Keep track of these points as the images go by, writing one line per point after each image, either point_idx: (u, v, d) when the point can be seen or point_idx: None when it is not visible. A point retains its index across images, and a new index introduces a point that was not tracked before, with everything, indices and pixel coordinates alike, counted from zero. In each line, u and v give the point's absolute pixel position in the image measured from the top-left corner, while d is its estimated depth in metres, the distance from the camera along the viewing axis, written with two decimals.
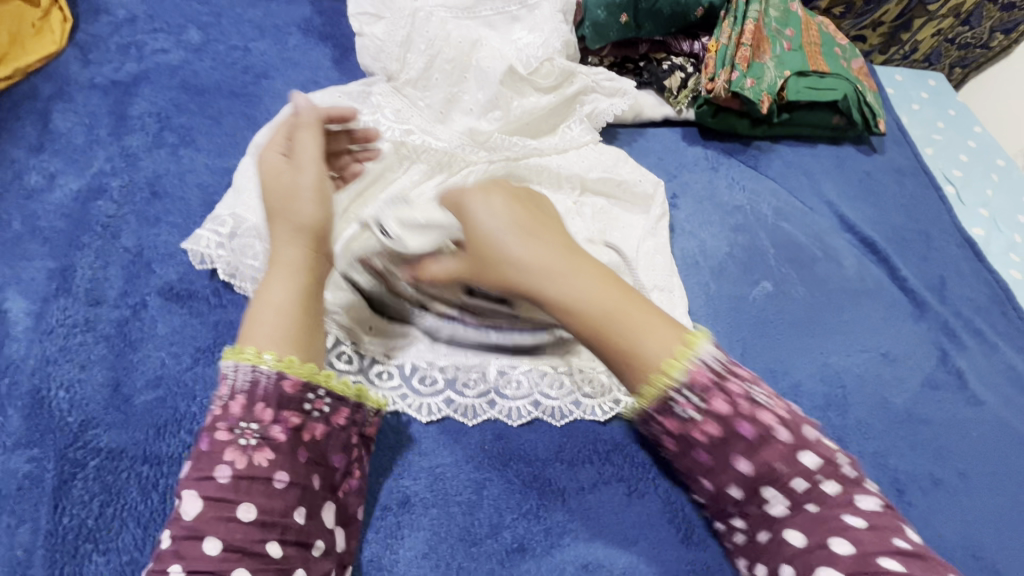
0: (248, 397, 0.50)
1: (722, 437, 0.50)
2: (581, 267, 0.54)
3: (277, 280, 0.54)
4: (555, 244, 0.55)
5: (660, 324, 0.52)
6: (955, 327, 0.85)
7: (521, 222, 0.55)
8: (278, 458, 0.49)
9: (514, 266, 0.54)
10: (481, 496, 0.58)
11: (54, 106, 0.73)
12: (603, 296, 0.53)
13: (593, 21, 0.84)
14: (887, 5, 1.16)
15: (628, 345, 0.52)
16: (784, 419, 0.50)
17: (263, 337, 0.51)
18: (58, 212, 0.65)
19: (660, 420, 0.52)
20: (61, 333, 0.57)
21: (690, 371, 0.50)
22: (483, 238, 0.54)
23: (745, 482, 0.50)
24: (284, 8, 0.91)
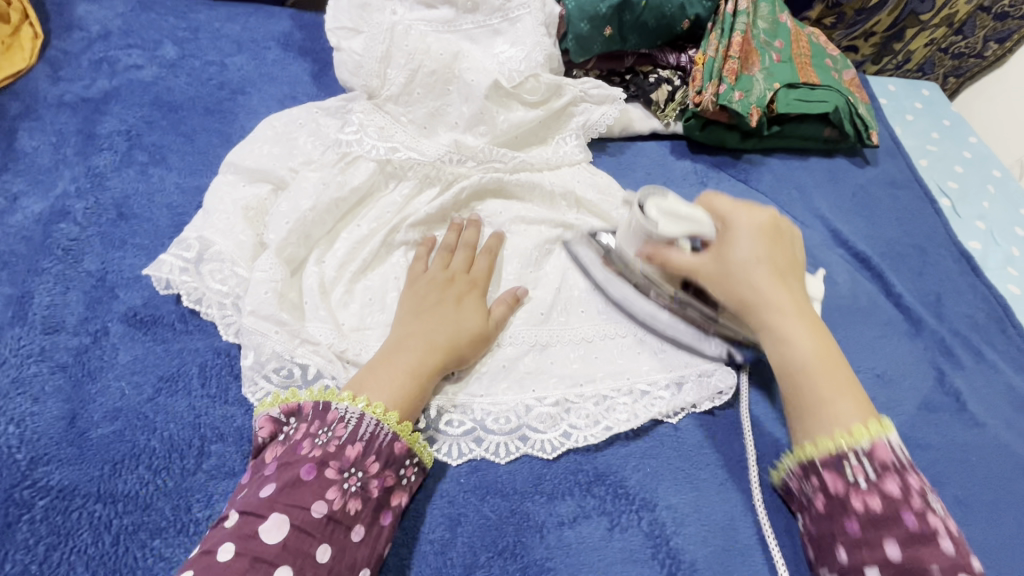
0: (365, 445, 0.52)
1: (883, 514, 0.50)
2: (816, 324, 0.59)
3: (434, 361, 0.58)
4: (800, 299, 0.61)
5: (857, 396, 0.55)
6: (952, 346, 0.83)
7: (780, 264, 0.62)
8: (365, 512, 0.50)
9: (750, 288, 0.61)
10: (455, 533, 0.56)
11: (20, 125, 0.71)
12: (824, 352, 0.57)
13: (576, 34, 0.82)
14: (878, 16, 1.14)
15: (817, 393, 0.55)
16: (951, 536, 0.49)
17: (392, 395, 0.55)
18: (19, 235, 0.63)
19: (824, 473, 0.53)
20: (15, 364, 0.55)
21: (873, 444, 0.52)
22: (741, 260, 0.62)
23: (890, 566, 0.48)
24: (263, 22, 0.90)
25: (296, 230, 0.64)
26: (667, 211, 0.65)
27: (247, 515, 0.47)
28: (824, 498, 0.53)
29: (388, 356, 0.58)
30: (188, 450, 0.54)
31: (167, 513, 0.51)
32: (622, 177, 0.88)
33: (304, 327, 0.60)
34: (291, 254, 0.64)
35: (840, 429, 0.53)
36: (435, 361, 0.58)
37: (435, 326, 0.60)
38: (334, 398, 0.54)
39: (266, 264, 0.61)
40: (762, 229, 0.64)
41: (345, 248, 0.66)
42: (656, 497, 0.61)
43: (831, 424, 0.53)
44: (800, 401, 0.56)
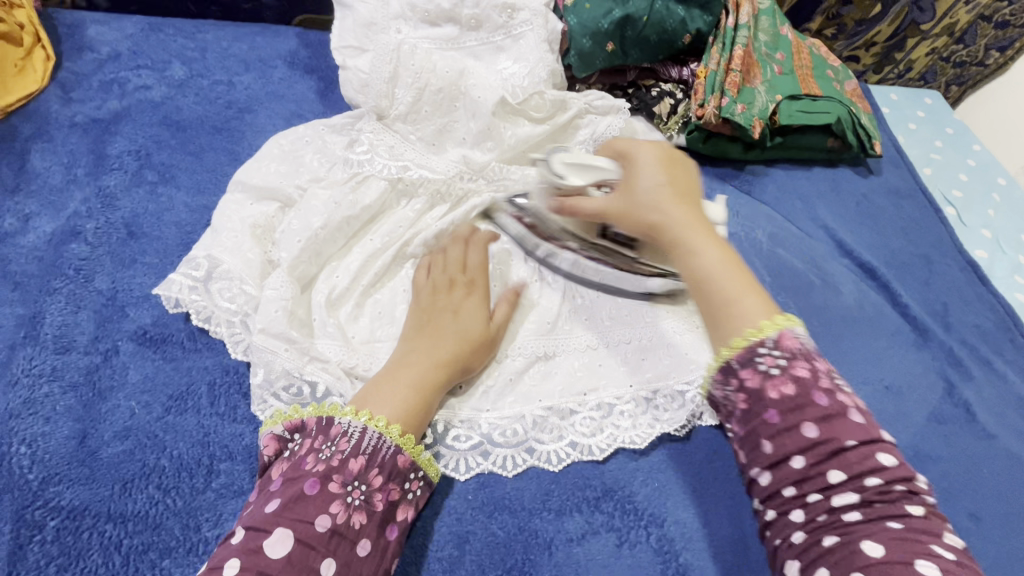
0: (368, 458, 0.52)
1: (798, 398, 0.47)
2: (716, 237, 0.54)
3: (434, 374, 0.58)
4: (701, 214, 0.56)
5: (762, 294, 0.51)
6: (960, 357, 0.82)
7: (679, 187, 0.57)
8: (370, 526, 0.50)
9: (651, 211, 0.55)
10: (463, 551, 0.56)
11: (32, 146, 0.72)
12: (731, 259, 0.52)
13: (578, 50, 0.83)
14: (878, 26, 1.15)
15: (723, 297, 0.50)
16: (858, 409, 0.47)
17: (396, 409, 0.55)
18: (31, 255, 0.64)
19: (740, 371, 0.48)
20: (26, 384, 0.56)
21: (779, 334, 0.48)
22: (646, 187, 0.56)
23: (812, 452, 0.46)
24: (270, 41, 0.91)
25: (307, 249, 0.65)
26: (570, 163, 0.63)
27: (252, 530, 0.47)
28: (744, 397, 0.48)
29: (392, 372, 0.58)
30: (197, 468, 0.54)
31: (176, 533, 0.51)
32: None
33: (313, 345, 0.60)
34: (302, 271, 0.65)
35: (749, 330, 0.49)
36: (439, 376, 0.58)
37: (435, 338, 0.60)
38: (340, 413, 0.54)
39: (277, 282, 0.61)
40: (661, 153, 0.59)
41: (355, 262, 0.67)
42: (664, 513, 0.60)
43: (740, 330, 0.49)
44: (713, 314, 0.51)
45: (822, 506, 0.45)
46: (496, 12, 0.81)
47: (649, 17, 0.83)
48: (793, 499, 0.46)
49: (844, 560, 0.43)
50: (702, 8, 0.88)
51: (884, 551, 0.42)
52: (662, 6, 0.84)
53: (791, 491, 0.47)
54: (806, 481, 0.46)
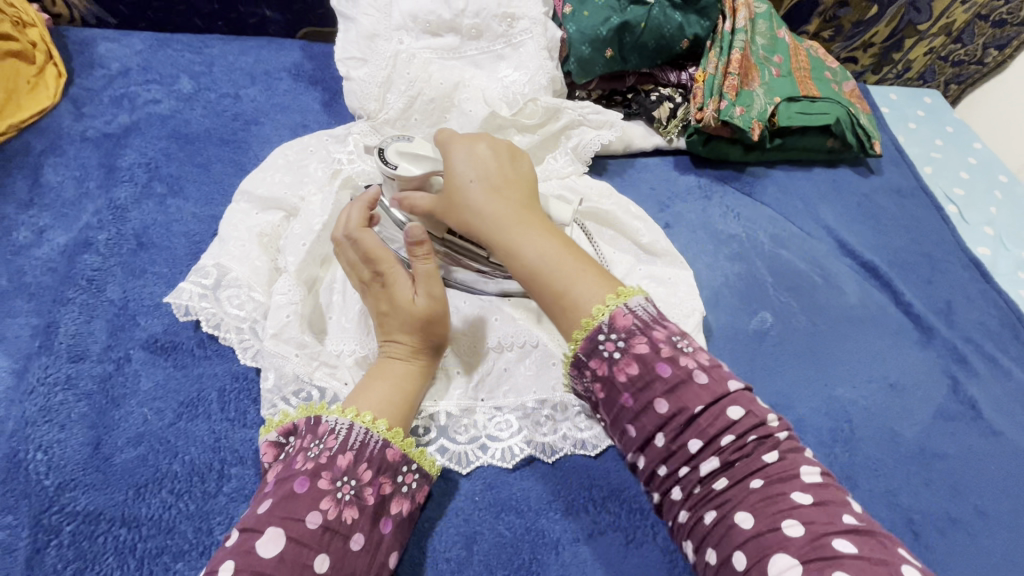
0: (356, 453, 0.52)
1: (643, 376, 0.49)
2: (534, 222, 0.55)
3: (402, 365, 0.59)
4: (521, 201, 0.57)
5: (592, 268, 0.54)
6: (965, 354, 0.82)
7: (491, 174, 0.57)
8: (362, 520, 0.50)
9: (473, 213, 0.56)
10: (471, 551, 0.56)
11: (45, 160, 0.74)
12: (557, 245, 0.54)
13: (578, 57, 0.84)
14: (876, 27, 1.16)
15: (556, 287, 0.53)
16: (704, 368, 0.50)
17: (380, 405, 0.56)
18: (45, 267, 0.65)
19: (589, 363, 0.52)
20: (42, 392, 0.57)
21: (613, 314, 0.51)
22: (460, 183, 0.57)
23: (668, 427, 0.48)
24: (275, 54, 0.93)
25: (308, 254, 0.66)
26: (405, 154, 0.60)
27: (245, 532, 0.47)
28: (601, 385, 0.51)
29: (374, 370, 0.59)
30: (208, 472, 0.55)
31: (189, 536, 0.52)
32: (626, 193, 0.89)
33: (323, 349, 0.62)
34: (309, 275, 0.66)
35: (585, 315, 0.51)
36: (412, 366, 0.59)
37: (391, 331, 0.60)
38: (328, 412, 0.54)
39: (285, 287, 0.63)
40: (472, 143, 0.59)
41: None
42: None
43: (576, 320, 0.52)
44: (553, 306, 0.53)
45: (694, 478, 0.48)
46: (496, 21, 0.82)
47: (646, 23, 0.84)
48: (667, 477, 0.49)
49: (723, 539, 0.44)
50: (699, 13, 0.89)
51: (753, 521, 0.43)
52: (659, 12, 0.85)
53: (664, 470, 0.49)
54: (672, 457, 0.48)
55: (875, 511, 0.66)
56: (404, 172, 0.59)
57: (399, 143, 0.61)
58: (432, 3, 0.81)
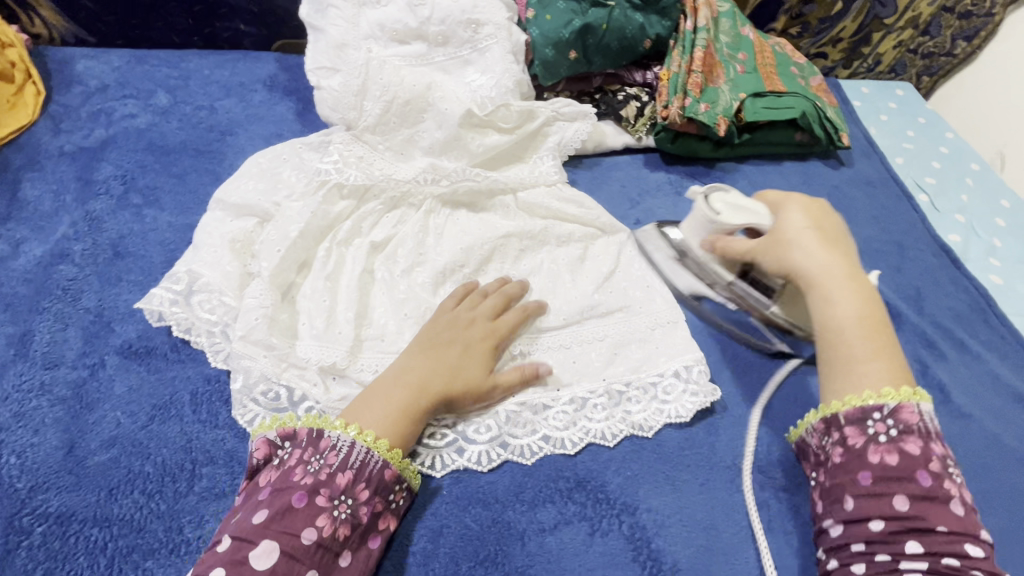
0: (356, 473, 0.54)
1: (900, 470, 0.54)
2: (855, 284, 0.63)
3: (426, 398, 0.59)
4: (851, 269, 0.64)
5: (889, 358, 0.59)
6: (933, 339, 0.83)
7: (824, 234, 0.67)
8: (353, 537, 0.53)
9: (801, 256, 0.65)
10: (438, 544, 0.57)
11: (24, 175, 0.76)
12: (868, 317, 0.61)
13: (542, 60, 0.86)
14: (843, 22, 1.18)
15: (854, 353, 0.60)
16: (962, 505, 0.53)
17: (386, 428, 0.57)
18: (21, 278, 0.67)
19: (847, 427, 0.58)
20: (16, 398, 0.58)
21: (900, 405, 0.56)
22: (791, 229, 0.68)
23: (896, 519, 0.52)
24: (250, 66, 0.95)
25: (284, 262, 0.67)
26: (728, 203, 0.73)
27: (240, 541, 0.49)
28: (843, 451, 0.57)
29: (383, 388, 0.59)
30: (180, 472, 0.57)
31: (160, 535, 0.53)
32: (597, 190, 0.90)
33: (292, 350, 0.63)
34: (284, 281, 0.67)
35: (871, 388, 0.58)
36: (428, 402, 0.59)
37: (445, 362, 0.62)
38: (329, 426, 0.56)
39: (257, 291, 0.64)
40: (823, 210, 0.70)
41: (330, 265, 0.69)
42: (637, 501, 0.62)
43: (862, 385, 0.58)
44: (836, 364, 0.60)
45: (885, 562, 0.51)
46: (461, 27, 0.84)
47: (608, 25, 0.86)
48: (859, 553, 0.52)
49: None
50: (659, 14, 0.91)
51: None
52: (620, 13, 0.87)
53: (860, 547, 0.52)
54: (881, 543, 0.51)
55: None
56: (723, 218, 0.72)
57: (726, 195, 0.75)
58: (399, 13, 0.84)
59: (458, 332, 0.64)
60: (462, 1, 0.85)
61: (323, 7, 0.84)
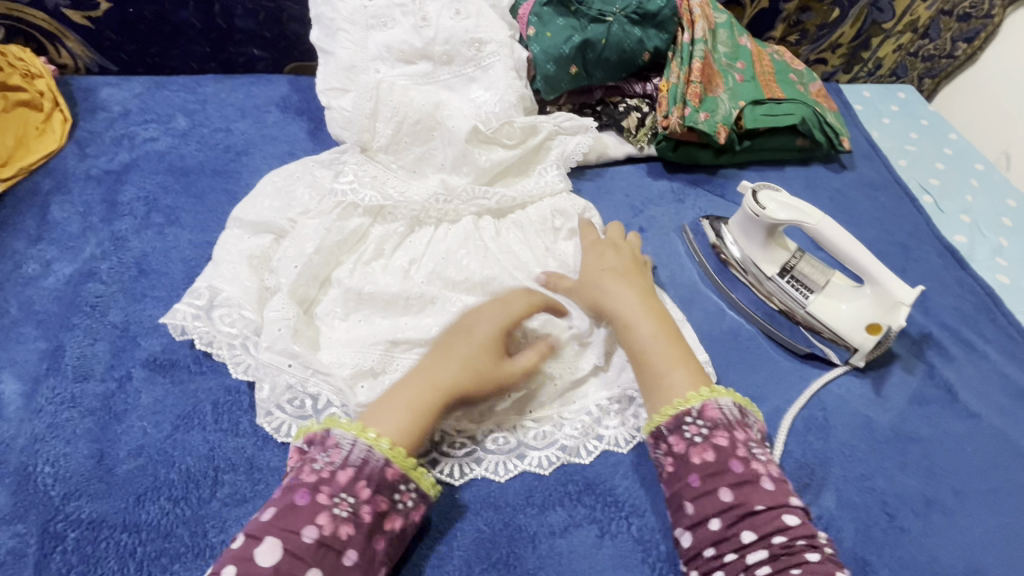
0: (356, 470, 0.54)
1: (717, 464, 0.56)
2: (648, 308, 0.67)
3: (434, 391, 0.60)
4: (647, 296, 0.69)
5: (689, 366, 0.63)
6: (940, 339, 0.84)
7: (615, 264, 0.72)
8: (357, 537, 0.52)
9: (597, 289, 0.69)
10: (450, 547, 0.59)
11: (53, 199, 0.80)
12: (663, 334, 0.65)
13: (544, 75, 0.89)
14: (841, 29, 1.20)
15: (657, 369, 0.63)
16: (772, 475, 0.56)
17: (390, 425, 0.57)
18: (52, 296, 0.70)
19: (668, 438, 0.59)
20: (49, 410, 0.61)
21: (704, 405, 0.59)
22: (588, 264, 0.72)
23: (726, 513, 0.54)
24: (263, 89, 0.99)
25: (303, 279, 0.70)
26: (779, 201, 0.77)
27: (248, 537, 0.51)
28: (672, 460, 0.59)
29: (393, 391, 0.60)
30: (203, 479, 0.59)
31: (185, 539, 0.56)
32: (601, 199, 0.92)
33: (316, 358, 0.64)
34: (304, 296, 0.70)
35: (678, 397, 0.60)
36: (433, 395, 0.59)
37: (455, 357, 0.62)
38: (338, 426, 0.56)
39: (279, 305, 0.66)
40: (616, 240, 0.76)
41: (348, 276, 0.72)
42: (645, 503, 0.63)
43: (676, 395, 0.61)
44: (648, 381, 0.63)
45: (732, 560, 0.53)
46: (464, 46, 0.88)
47: (607, 39, 0.89)
48: (712, 558, 0.54)
49: None
50: (657, 27, 0.93)
51: None
52: (619, 28, 0.89)
53: (710, 552, 0.54)
54: (724, 541, 0.54)
55: (849, 496, 0.67)
56: (775, 216, 0.77)
57: (777, 194, 0.78)
58: (405, 35, 0.87)
59: (462, 322, 0.65)
60: (465, 21, 0.88)
61: (332, 30, 0.87)
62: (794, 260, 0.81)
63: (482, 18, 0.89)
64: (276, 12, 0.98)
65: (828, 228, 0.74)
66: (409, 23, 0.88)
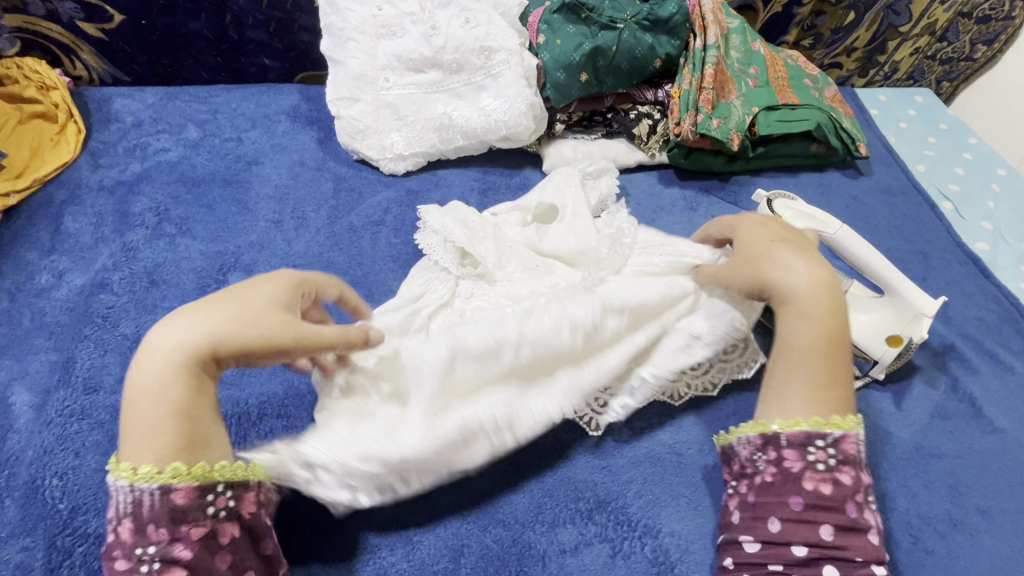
0: (135, 519, 0.46)
1: (831, 500, 0.53)
2: (830, 303, 0.59)
3: (175, 377, 0.48)
4: (828, 284, 0.60)
5: (840, 388, 0.58)
6: (963, 351, 0.81)
7: (793, 244, 0.63)
8: (190, 574, 0.46)
9: (774, 269, 0.61)
10: (459, 564, 0.58)
11: (66, 210, 0.80)
12: (829, 339, 0.58)
13: (554, 83, 0.88)
14: (856, 32, 1.18)
15: (807, 381, 0.58)
16: (876, 531, 0.53)
17: (144, 447, 0.47)
18: (63, 307, 0.70)
19: (786, 450, 0.56)
20: (59, 422, 0.61)
21: (844, 435, 0.55)
22: (755, 240, 0.64)
23: (819, 546, 0.52)
24: (274, 99, 0.99)
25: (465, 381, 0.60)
26: (794, 209, 0.75)
27: None
28: (777, 472, 0.56)
29: (131, 400, 0.48)
30: None
31: None
32: None
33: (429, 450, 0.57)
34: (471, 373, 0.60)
35: (820, 415, 0.56)
36: (185, 383, 0.48)
37: (185, 326, 0.50)
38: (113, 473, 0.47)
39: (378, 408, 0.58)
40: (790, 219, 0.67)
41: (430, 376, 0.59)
42: (658, 524, 0.62)
43: (806, 411, 0.57)
44: (789, 385, 0.58)
45: None
46: (474, 55, 0.87)
47: (618, 46, 0.87)
48: None
49: None
50: (669, 33, 0.91)
51: None
52: (630, 35, 0.88)
53: (774, 568, 0.52)
54: (798, 566, 0.52)
55: None
56: (792, 224, 0.74)
57: (790, 202, 0.77)
58: (415, 44, 0.87)
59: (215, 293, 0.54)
60: (475, 29, 0.87)
61: (342, 40, 0.89)
62: None
63: (493, 26, 0.88)
64: (287, 22, 0.99)
65: (846, 237, 0.72)
66: (418, 32, 0.88)
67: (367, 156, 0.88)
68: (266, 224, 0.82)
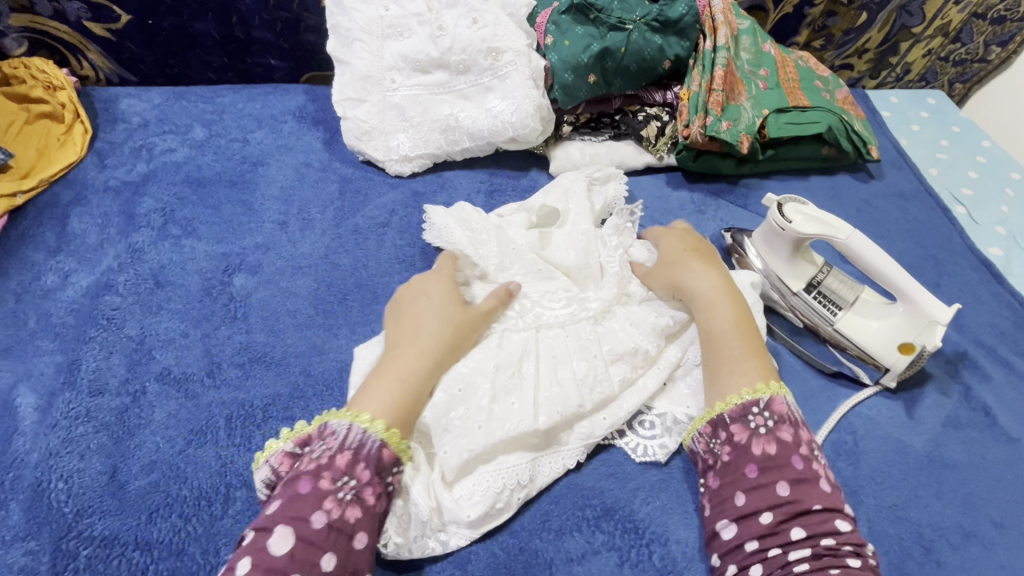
0: (354, 453, 0.52)
1: (776, 458, 0.56)
2: (736, 297, 0.68)
3: (428, 366, 0.59)
4: (730, 284, 0.69)
5: (761, 360, 0.63)
6: (976, 359, 0.80)
7: (703, 253, 0.74)
8: (364, 519, 0.50)
9: (686, 271, 0.70)
10: (464, 572, 0.57)
11: (72, 210, 0.80)
12: (743, 321, 0.66)
13: (561, 85, 0.87)
14: (868, 33, 1.16)
15: (731, 358, 0.64)
16: (831, 484, 0.56)
17: (381, 403, 0.55)
18: (68, 308, 0.70)
19: (733, 425, 0.60)
20: (64, 425, 0.61)
21: (772, 398, 0.60)
22: (671, 247, 0.75)
23: (779, 508, 0.54)
24: (280, 99, 0.99)
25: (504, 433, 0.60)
26: (806, 213, 0.75)
27: (258, 531, 0.48)
28: (730, 449, 0.59)
29: (382, 368, 0.59)
30: (215, 496, 0.58)
31: (197, 557, 0.55)
32: None
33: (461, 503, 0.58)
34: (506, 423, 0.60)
35: (748, 385, 0.61)
36: (427, 363, 0.59)
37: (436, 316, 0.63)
38: (334, 416, 0.54)
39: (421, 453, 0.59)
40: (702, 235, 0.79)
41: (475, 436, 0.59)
42: (667, 531, 0.61)
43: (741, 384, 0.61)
44: (719, 367, 0.64)
45: (775, 556, 0.52)
46: (481, 56, 0.86)
47: (627, 48, 0.86)
48: (754, 552, 0.53)
49: None
50: (679, 34, 0.90)
51: None
52: (639, 36, 0.87)
53: (752, 545, 0.54)
54: (770, 536, 0.53)
55: (879, 525, 0.64)
56: (804, 229, 0.73)
57: (800, 205, 0.76)
58: (421, 44, 0.87)
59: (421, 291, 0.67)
60: (482, 30, 0.87)
61: (349, 40, 0.88)
62: (820, 276, 0.77)
63: (500, 27, 0.87)
64: (293, 22, 0.99)
65: (857, 243, 0.71)
66: (425, 32, 0.87)
67: (373, 157, 0.88)
68: (271, 225, 0.81)
